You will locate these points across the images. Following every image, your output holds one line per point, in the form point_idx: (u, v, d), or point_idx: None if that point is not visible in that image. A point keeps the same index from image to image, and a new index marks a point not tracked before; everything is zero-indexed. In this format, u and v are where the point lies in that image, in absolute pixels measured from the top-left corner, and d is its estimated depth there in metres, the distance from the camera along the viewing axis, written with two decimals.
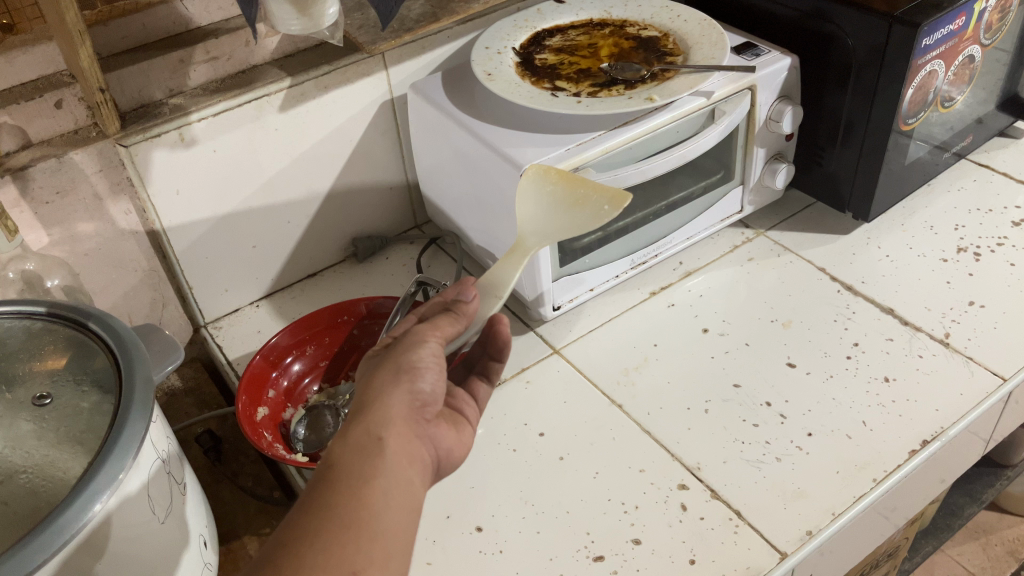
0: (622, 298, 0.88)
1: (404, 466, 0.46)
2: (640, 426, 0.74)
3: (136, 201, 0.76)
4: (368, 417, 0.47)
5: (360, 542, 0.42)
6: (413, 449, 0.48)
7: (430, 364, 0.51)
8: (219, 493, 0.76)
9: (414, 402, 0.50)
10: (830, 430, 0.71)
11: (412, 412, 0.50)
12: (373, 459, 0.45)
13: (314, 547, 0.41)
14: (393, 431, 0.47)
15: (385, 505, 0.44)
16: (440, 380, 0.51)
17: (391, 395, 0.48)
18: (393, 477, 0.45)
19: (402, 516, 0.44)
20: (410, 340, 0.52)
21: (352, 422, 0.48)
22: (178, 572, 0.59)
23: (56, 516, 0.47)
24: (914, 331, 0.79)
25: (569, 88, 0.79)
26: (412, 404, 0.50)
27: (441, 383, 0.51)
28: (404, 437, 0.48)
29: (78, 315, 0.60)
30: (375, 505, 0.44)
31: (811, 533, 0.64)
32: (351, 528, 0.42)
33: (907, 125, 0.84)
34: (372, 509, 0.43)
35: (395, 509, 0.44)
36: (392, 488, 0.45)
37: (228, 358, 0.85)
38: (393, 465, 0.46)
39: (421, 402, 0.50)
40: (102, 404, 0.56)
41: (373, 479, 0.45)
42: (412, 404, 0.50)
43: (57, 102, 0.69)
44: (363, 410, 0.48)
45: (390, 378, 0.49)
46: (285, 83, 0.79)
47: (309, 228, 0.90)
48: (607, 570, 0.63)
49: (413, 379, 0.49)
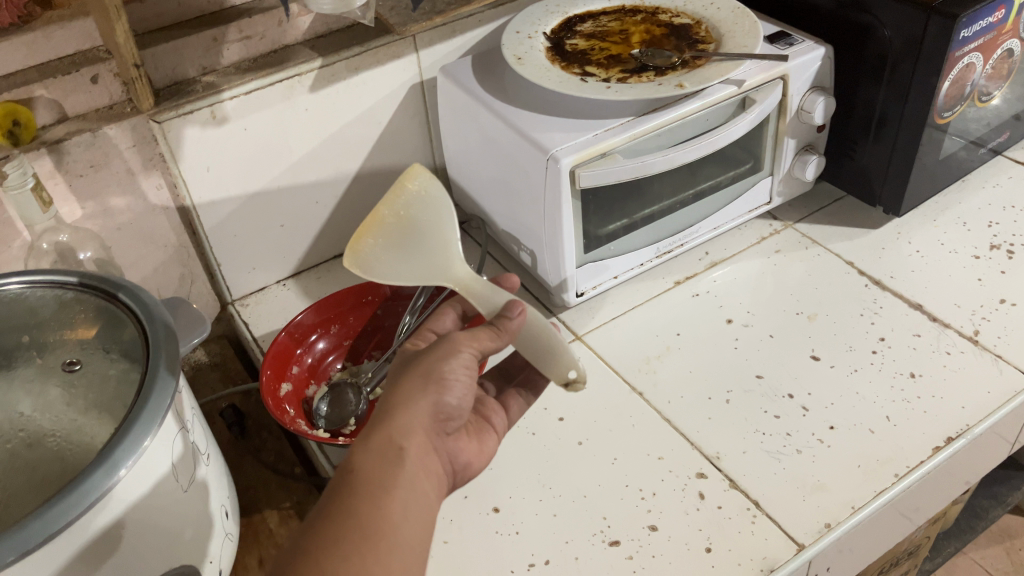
0: (646, 287, 0.88)
1: (422, 478, 0.47)
2: (660, 414, 0.74)
3: (167, 177, 0.77)
4: (391, 425, 0.48)
5: (379, 554, 0.43)
6: (432, 461, 0.49)
7: (459, 377, 0.51)
8: (242, 466, 0.77)
9: (437, 412, 0.50)
10: (853, 424, 0.71)
11: (435, 422, 0.50)
12: (393, 470, 0.46)
13: (335, 557, 0.42)
14: (414, 441, 0.48)
15: (403, 518, 0.45)
16: (467, 394, 0.51)
17: (416, 404, 0.49)
18: (413, 490, 0.46)
19: (418, 530, 0.45)
20: (442, 350, 0.52)
21: (373, 428, 0.48)
22: (200, 541, 0.60)
23: (82, 480, 0.48)
24: (943, 327, 0.78)
25: (599, 74, 0.78)
26: (436, 414, 0.50)
27: (468, 396, 0.51)
28: (424, 450, 0.49)
29: (108, 285, 0.58)
30: (394, 518, 0.44)
31: (830, 526, 0.64)
32: (369, 539, 0.43)
33: (943, 119, 0.82)
34: (391, 522, 0.44)
35: (414, 522, 0.45)
36: (411, 501, 0.46)
37: (254, 335, 0.86)
38: (413, 477, 0.47)
39: (445, 414, 0.51)
40: (130, 373, 0.57)
41: (393, 491, 0.45)
42: (435, 414, 0.50)
43: (93, 77, 0.70)
44: (386, 416, 0.49)
45: (418, 387, 0.49)
46: (316, 63, 0.79)
47: (337, 209, 0.91)
48: (623, 556, 0.63)
49: (441, 391, 0.50)
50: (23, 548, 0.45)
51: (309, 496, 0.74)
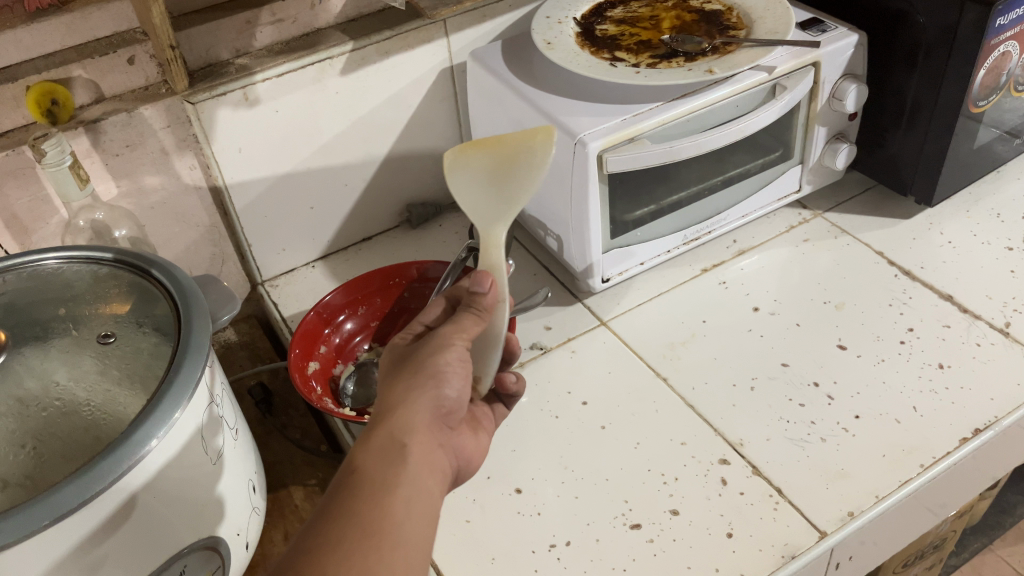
0: (672, 274, 0.88)
1: (426, 475, 0.48)
2: (684, 400, 0.74)
3: (200, 157, 0.78)
4: (393, 424, 0.49)
5: (382, 552, 0.43)
6: (436, 457, 0.50)
7: (455, 371, 0.52)
8: (269, 443, 0.78)
9: (437, 409, 0.51)
10: (879, 413, 0.70)
11: (436, 417, 0.51)
12: (396, 468, 0.47)
13: (339, 558, 0.42)
14: (416, 438, 0.48)
15: (408, 515, 0.45)
16: (464, 385, 0.52)
17: (415, 401, 0.50)
18: (416, 486, 0.47)
19: (424, 526, 0.46)
20: (436, 344, 0.52)
21: (375, 428, 0.49)
22: (227, 513, 0.61)
23: (115, 448, 0.50)
24: (973, 318, 0.77)
25: (629, 59, 0.78)
26: (436, 412, 0.51)
27: (466, 390, 0.52)
28: (429, 447, 0.49)
29: (142, 262, 0.63)
30: (398, 515, 0.45)
31: (853, 514, 0.63)
32: (375, 537, 0.44)
33: (977, 108, 0.81)
34: (393, 520, 0.45)
35: (417, 519, 0.46)
36: (415, 498, 0.46)
37: (283, 315, 0.87)
38: (417, 474, 0.47)
39: (443, 410, 0.52)
40: (161, 347, 0.59)
41: (397, 488, 0.46)
42: (436, 410, 0.51)
43: (129, 58, 0.72)
44: (387, 415, 0.49)
45: (416, 383, 0.50)
46: (347, 47, 0.80)
47: (366, 192, 0.92)
48: (644, 538, 0.63)
49: (439, 385, 0.51)
50: (57, 513, 0.47)
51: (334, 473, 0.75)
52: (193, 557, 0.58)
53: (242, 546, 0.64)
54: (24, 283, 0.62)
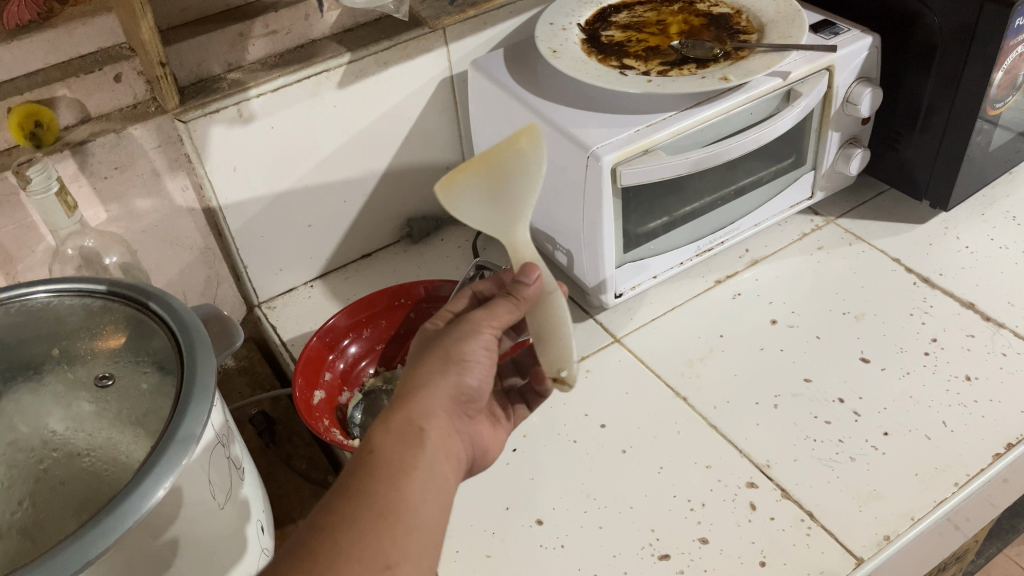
0: (685, 286, 0.85)
1: (442, 462, 0.45)
2: (706, 421, 0.71)
3: (193, 177, 0.75)
4: (411, 406, 0.46)
5: (395, 538, 0.40)
6: (453, 444, 0.47)
7: (480, 358, 0.49)
8: (274, 475, 0.75)
9: (458, 396, 0.48)
10: (908, 430, 0.68)
11: (455, 404, 0.48)
12: (412, 450, 0.44)
13: (350, 539, 0.39)
14: (435, 423, 0.46)
15: (422, 500, 0.42)
16: (488, 375, 0.50)
17: (437, 384, 0.47)
18: (431, 471, 0.44)
19: (436, 514, 0.43)
20: (464, 328, 0.50)
21: (393, 408, 0.46)
22: (236, 557, 0.58)
23: (119, 502, 0.46)
24: (997, 327, 0.75)
25: (638, 67, 0.75)
26: (456, 397, 0.48)
27: (488, 380, 0.50)
28: (446, 432, 0.46)
29: (138, 293, 0.58)
30: (414, 498, 0.42)
31: (889, 538, 0.61)
32: (386, 519, 0.41)
33: (994, 110, 0.79)
34: (408, 504, 0.42)
35: (431, 505, 0.43)
36: (429, 484, 0.43)
37: (282, 339, 0.83)
38: (433, 460, 0.44)
39: (464, 398, 0.49)
40: (164, 386, 0.55)
41: (413, 471, 0.43)
42: (456, 396, 0.48)
43: (116, 75, 0.68)
44: (406, 397, 0.47)
45: (438, 366, 0.48)
46: (345, 58, 0.77)
47: (365, 208, 0.89)
48: (673, 570, 0.61)
49: (462, 371, 0.48)
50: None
51: None
52: None
53: None
54: (14, 318, 0.57)
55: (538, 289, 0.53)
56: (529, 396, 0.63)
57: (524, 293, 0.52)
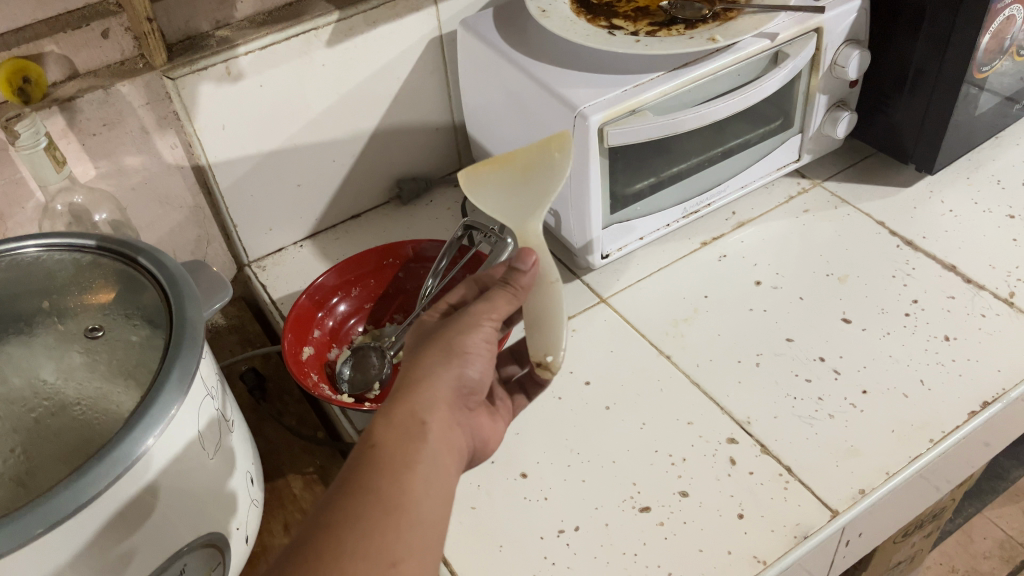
0: (672, 248, 0.86)
1: (445, 454, 0.46)
2: (690, 379, 0.73)
3: (182, 135, 0.75)
4: (413, 399, 0.47)
5: (400, 530, 0.41)
6: (455, 437, 0.48)
7: (480, 351, 0.51)
8: (264, 431, 0.76)
9: (458, 387, 0.50)
10: (886, 388, 0.69)
11: (457, 397, 0.49)
12: (414, 444, 0.45)
13: (356, 534, 0.40)
14: (437, 415, 0.47)
15: (425, 493, 0.43)
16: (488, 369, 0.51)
17: (437, 378, 0.48)
18: (434, 463, 0.45)
19: (439, 507, 0.44)
20: (463, 322, 0.51)
21: (394, 402, 0.47)
22: (226, 507, 0.59)
23: (110, 449, 0.47)
24: (977, 289, 0.76)
25: (627, 27, 0.76)
26: (457, 391, 0.49)
27: (488, 372, 0.51)
28: (449, 425, 0.47)
29: (128, 249, 0.58)
30: (417, 491, 0.43)
31: (864, 491, 0.63)
32: (391, 513, 0.42)
33: (981, 74, 0.79)
34: (411, 498, 0.43)
35: (434, 498, 0.44)
36: (434, 474, 0.44)
37: (272, 297, 0.84)
38: (437, 452, 0.45)
39: (465, 390, 0.50)
40: (153, 340, 0.56)
41: (415, 464, 0.44)
42: (456, 388, 0.49)
43: (103, 31, 0.67)
44: (407, 391, 0.48)
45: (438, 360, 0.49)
46: (334, 17, 0.76)
47: (354, 168, 0.89)
48: (653, 522, 0.62)
49: (462, 363, 0.49)
50: (50, 519, 0.44)
51: (333, 461, 0.74)
52: (193, 556, 0.56)
53: (242, 539, 0.62)
54: (4, 272, 0.57)
55: (532, 276, 0.54)
56: (528, 387, 0.63)
57: (519, 281, 0.53)
